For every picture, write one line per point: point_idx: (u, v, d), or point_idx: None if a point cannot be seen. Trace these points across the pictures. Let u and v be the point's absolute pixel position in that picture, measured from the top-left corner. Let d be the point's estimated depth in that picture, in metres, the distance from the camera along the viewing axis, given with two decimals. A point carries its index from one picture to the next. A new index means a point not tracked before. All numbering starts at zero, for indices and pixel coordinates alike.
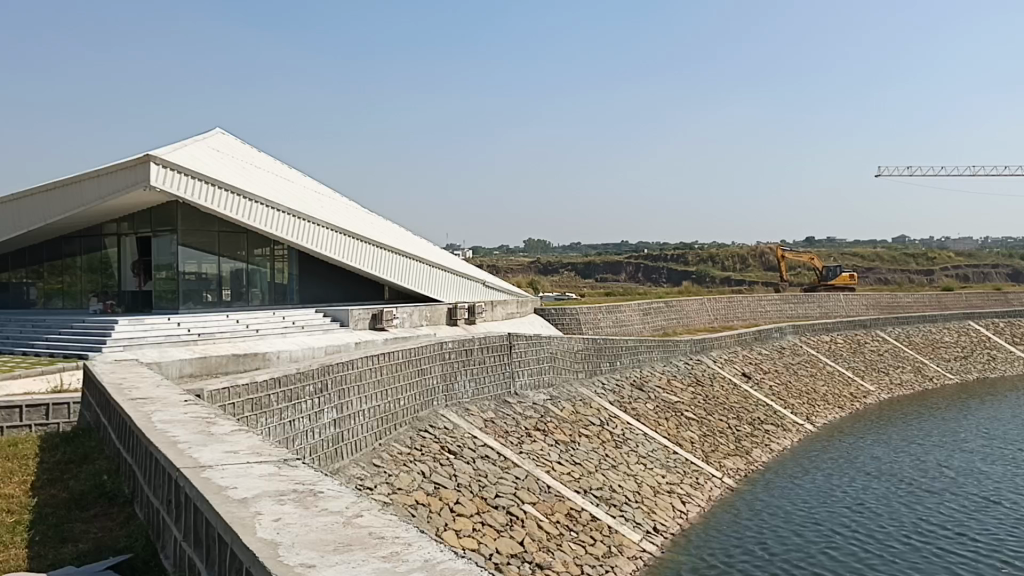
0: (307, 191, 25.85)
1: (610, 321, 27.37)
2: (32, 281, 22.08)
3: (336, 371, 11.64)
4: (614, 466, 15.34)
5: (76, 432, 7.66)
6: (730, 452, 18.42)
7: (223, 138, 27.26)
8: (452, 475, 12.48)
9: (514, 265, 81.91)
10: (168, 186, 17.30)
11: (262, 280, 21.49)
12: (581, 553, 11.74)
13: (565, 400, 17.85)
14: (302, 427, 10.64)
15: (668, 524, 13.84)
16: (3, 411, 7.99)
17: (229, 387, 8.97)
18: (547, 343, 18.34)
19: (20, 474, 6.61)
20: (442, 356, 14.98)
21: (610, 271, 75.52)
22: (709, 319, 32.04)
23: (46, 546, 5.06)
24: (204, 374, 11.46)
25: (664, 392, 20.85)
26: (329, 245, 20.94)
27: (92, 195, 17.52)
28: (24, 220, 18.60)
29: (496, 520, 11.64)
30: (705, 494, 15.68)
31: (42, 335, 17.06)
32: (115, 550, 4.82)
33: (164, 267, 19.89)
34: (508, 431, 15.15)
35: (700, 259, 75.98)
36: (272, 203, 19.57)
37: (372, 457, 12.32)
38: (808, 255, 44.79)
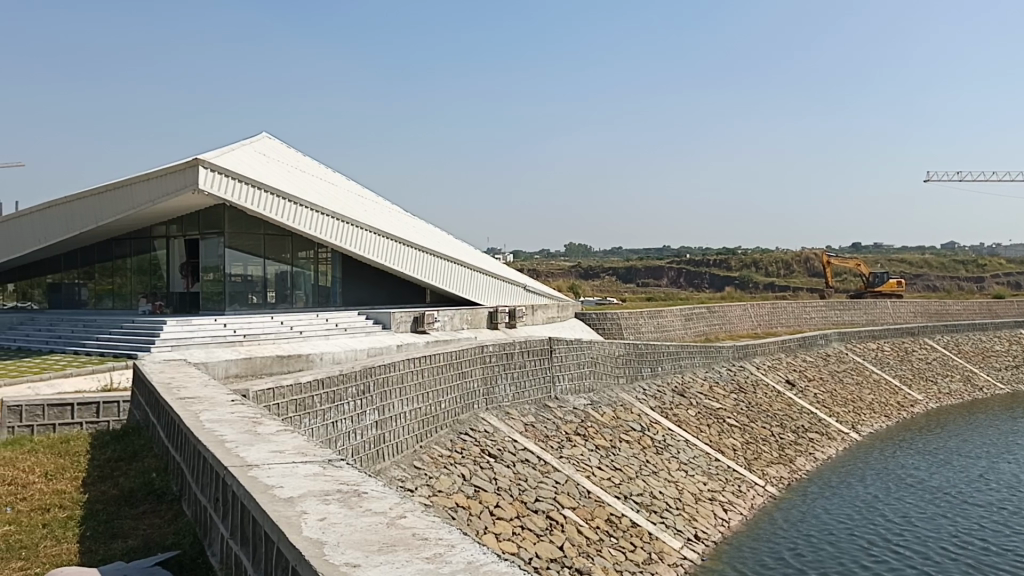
0: (351, 195, 26.11)
1: (651, 326, 27.22)
2: (83, 282, 22.60)
3: (379, 373, 11.73)
4: (654, 472, 15.24)
5: (126, 430, 7.82)
6: (773, 460, 18.20)
7: (268, 142, 27.66)
8: (492, 478, 12.50)
9: (555, 269, 81.81)
10: (215, 189, 17.59)
11: (305, 282, 21.74)
12: (621, 559, 11.68)
13: (605, 405, 17.79)
14: (344, 428, 10.74)
15: (709, 532, 13.71)
16: (55, 408, 8.23)
17: (274, 387, 9.09)
18: (588, 348, 18.30)
19: (72, 470, 6.78)
20: (483, 360, 15.01)
21: (652, 277, 75.24)
22: (753, 325, 31.71)
23: (97, 541, 5.17)
24: (249, 375, 11.64)
25: (706, 399, 20.67)
26: (372, 248, 21.12)
27: (143, 198, 17.88)
28: (76, 222, 19.04)
29: (535, 524, 11.63)
30: (747, 502, 15.51)
31: (92, 334, 17.44)
32: (163, 546, 4.90)
33: (211, 269, 20.22)
34: (548, 435, 15.13)
35: (743, 264, 75.25)
36: (316, 206, 19.79)
37: (413, 459, 12.38)
38: (855, 260, 44.14)
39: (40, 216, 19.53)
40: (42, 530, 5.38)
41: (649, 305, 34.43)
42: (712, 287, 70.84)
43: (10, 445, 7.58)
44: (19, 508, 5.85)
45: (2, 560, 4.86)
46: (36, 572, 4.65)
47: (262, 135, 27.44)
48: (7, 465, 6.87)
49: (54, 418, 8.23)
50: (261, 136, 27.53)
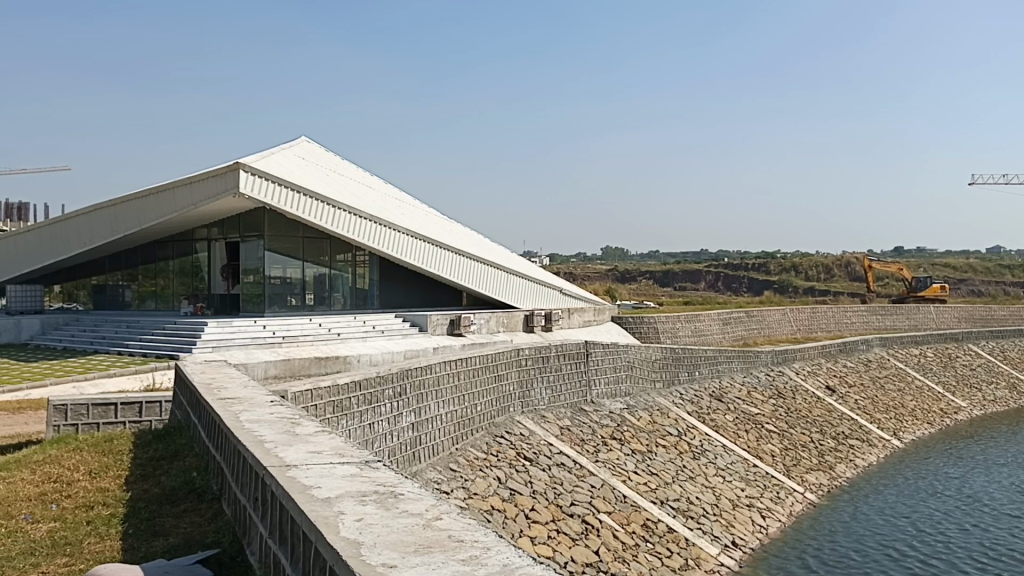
0: (388, 198, 26.30)
1: (688, 330, 27.07)
2: (126, 283, 23.03)
3: (416, 375, 11.80)
4: (691, 478, 15.12)
5: (168, 429, 7.95)
6: (812, 466, 17.97)
7: (307, 146, 28.01)
8: (528, 481, 12.49)
9: (591, 273, 81.68)
10: (255, 193, 17.82)
11: (343, 285, 21.95)
12: (657, 565, 11.61)
13: (642, 410, 17.69)
14: (381, 429, 10.81)
15: (747, 539, 13.57)
16: (99, 408, 8.41)
17: (312, 388, 9.19)
18: (624, 352, 18.26)
19: (116, 468, 6.91)
20: (519, 363, 15.03)
21: (689, 282, 74.88)
22: (792, 331, 31.36)
23: (140, 538, 5.25)
24: (288, 376, 11.78)
25: (744, 404, 20.47)
26: (409, 251, 21.25)
27: (185, 202, 18.18)
28: (121, 225, 19.40)
29: (571, 529, 11.60)
30: (786, 509, 15.33)
31: (135, 335, 17.75)
32: (203, 544, 4.97)
33: (251, 272, 20.47)
34: (584, 439, 15.10)
35: (783, 268, 74.50)
36: (354, 210, 19.96)
37: (449, 461, 12.43)
38: (897, 264, 43.48)
39: (86, 219, 19.92)
40: (86, 527, 5.49)
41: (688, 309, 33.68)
42: (751, 291, 70.19)
43: (56, 444, 7.75)
44: (65, 505, 5.98)
45: (47, 556, 4.97)
46: (81, 568, 4.73)
47: (301, 139, 27.76)
48: (53, 463, 7.03)
49: (98, 417, 8.42)
50: (300, 140, 27.85)
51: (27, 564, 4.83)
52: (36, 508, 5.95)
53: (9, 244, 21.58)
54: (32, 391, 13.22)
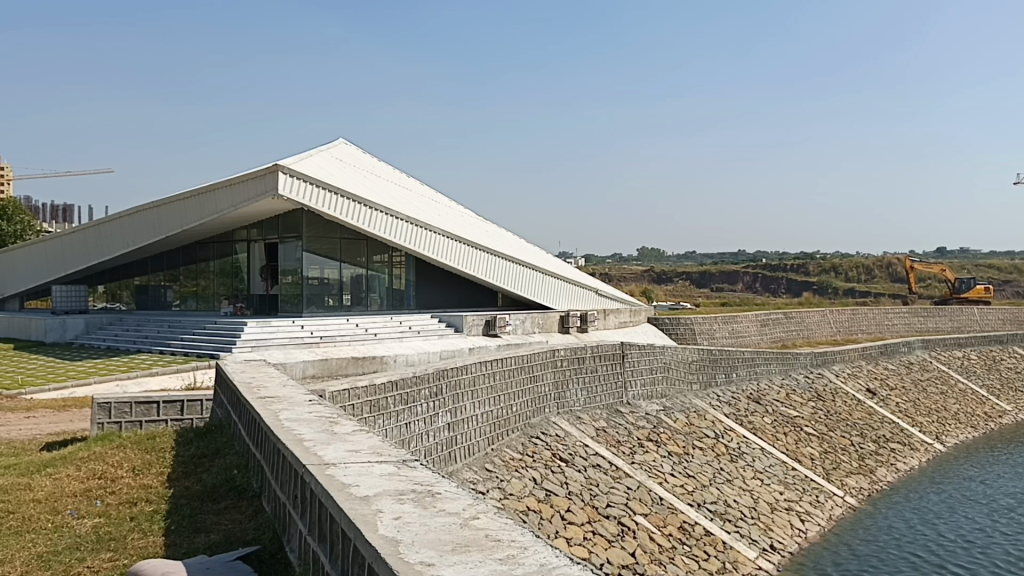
0: (424, 199, 26.44)
1: (726, 332, 26.83)
2: (168, 283, 23.39)
3: (452, 375, 11.84)
4: (729, 480, 15.00)
5: (209, 427, 8.05)
6: (853, 470, 17.72)
7: (345, 148, 28.26)
8: (564, 482, 12.48)
9: (627, 274, 81.45)
10: (294, 194, 18.01)
11: (380, 285, 22.10)
12: (694, 567, 11.53)
13: (678, 411, 17.59)
14: (417, 429, 10.86)
15: (786, 542, 13.43)
16: (142, 406, 8.56)
17: (350, 388, 9.26)
18: (660, 353, 18.17)
19: (159, 465, 7.02)
20: (554, 364, 15.02)
21: (727, 283, 74.42)
22: (832, 332, 30.95)
23: (182, 535, 5.32)
24: (325, 376, 11.89)
25: (783, 406, 20.24)
26: (445, 251, 21.33)
27: (225, 203, 18.43)
28: (162, 226, 19.71)
29: (607, 530, 11.56)
30: (826, 513, 15.13)
31: (177, 335, 18.02)
32: (244, 541, 5.03)
33: (290, 272, 20.67)
34: (620, 440, 15.06)
35: (822, 270, 73.67)
36: (391, 211, 20.08)
37: (485, 461, 12.44)
38: (940, 265, 42.70)
39: (129, 220, 20.27)
40: (130, 523, 5.59)
41: (725, 309, 35.19)
42: (790, 292, 69.47)
43: (101, 441, 7.91)
44: (109, 501, 6.09)
45: (92, 551, 5.06)
46: (125, 563, 4.82)
47: (338, 141, 28.02)
48: (97, 460, 7.17)
49: (141, 415, 8.56)
50: (337, 141, 28.11)
51: (73, 559, 4.92)
52: (81, 504, 6.06)
53: (56, 245, 22.04)
54: (76, 389, 13.49)
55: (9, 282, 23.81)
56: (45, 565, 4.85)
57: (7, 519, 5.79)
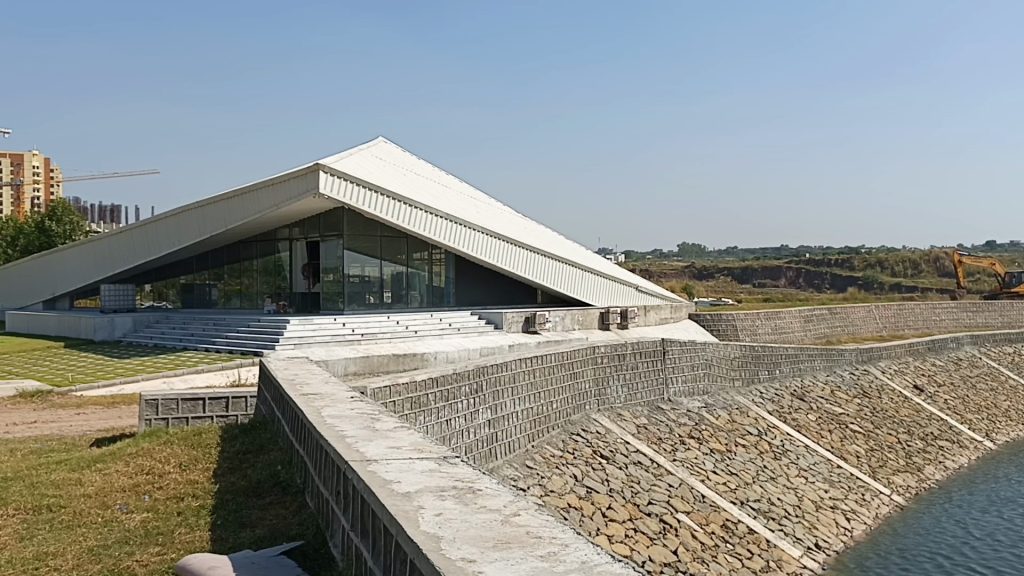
0: (464, 197, 26.53)
1: (768, 328, 26.53)
2: (213, 282, 23.77)
3: (492, 372, 11.87)
4: (773, 478, 14.82)
5: (254, 424, 8.15)
6: (899, 468, 17.41)
7: (385, 146, 28.44)
8: (605, 479, 12.45)
9: (668, 270, 80.95)
10: (335, 193, 18.18)
11: (420, 283, 22.21)
12: (738, 566, 11.40)
13: (720, 408, 17.41)
14: (458, 426, 10.89)
15: (831, 541, 13.25)
16: (189, 402, 8.69)
17: (391, 385, 9.33)
18: (702, 350, 18.02)
19: (205, 461, 7.13)
20: (595, 360, 14.99)
21: (769, 279, 73.67)
22: (877, 328, 30.44)
23: (227, 530, 5.39)
24: (367, 373, 12.00)
25: (828, 403, 19.96)
26: (484, 248, 21.37)
27: (268, 203, 18.66)
28: (207, 226, 20.03)
29: (649, 528, 11.49)
30: (872, 511, 14.89)
31: (221, 333, 18.29)
32: (289, 537, 5.08)
33: (331, 271, 20.87)
34: (661, 437, 14.96)
35: (867, 264, 72.47)
36: (430, 208, 20.17)
37: (526, 458, 12.45)
38: (989, 259, 41.67)
39: (175, 220, 20.62)
40: (177, 517, 5.69)
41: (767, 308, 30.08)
42: (834, 288, 68.52)
43: (149, 437, 8.06)
44: (157, 496, 6.20)
45: (140, 545, 5.15)
46: (173, 557, 4.89)
47: (378, 140, 28.22)
48: (146, 456, 7.31)
49: (187, 412, 8.71)
50: (377, 140, 28.31)
51: (122, 553, 5.02)
52: (129, 499, 6.18)
53: (105, 244, 22.50)
54: (124, 386, 13.77)
55: (59, 281, 24.34)
56: (96, 558, 4.95)
57: (59, 513, 5.93)
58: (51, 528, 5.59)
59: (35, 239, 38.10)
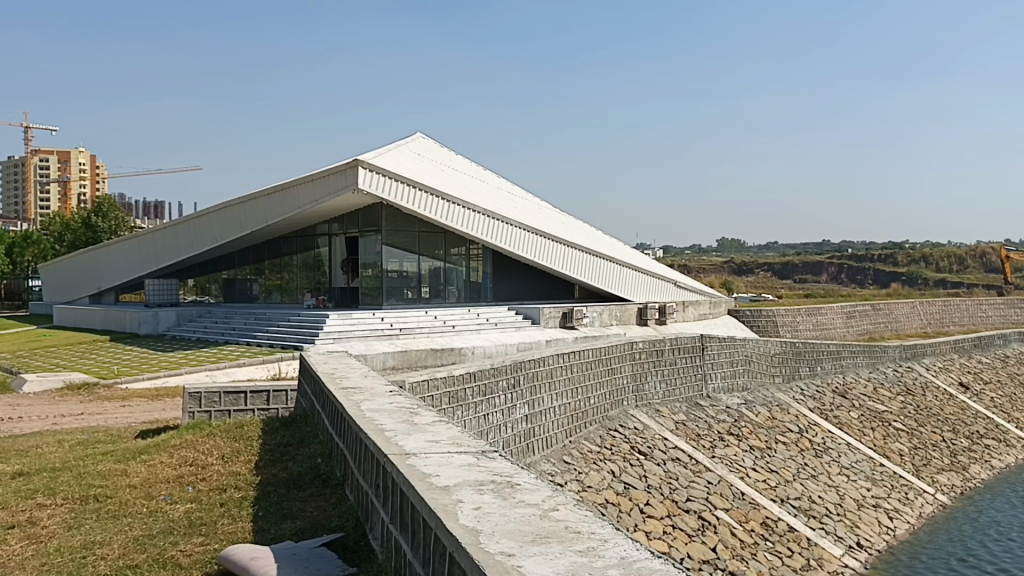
0: (502, 192, 26.55)
1: (810, 324, 26.21)
2: (254, 277, 24.08)
3: (530, 367, 11.87)
4: (814, 476, 14.64)
5: (295, 417, 8.23)
6: (944, 467, 17.10)
7: (423, 142, 28.59)
8: (643, 475, 12.41)
9: (708, 265, 80.47)
10: (373, 188, 18.31)
11: (458, 278, 22.27)
12: (778, 564, 11.26)
13: (760, 405, 17.26)
14: (496, 421, 10.93)
15: (873, 540, 13.04)
16: (231, 395, 8.83)
17: (429, 379, 9.37)
18: (742, 346, 17.86)
19: (247, 453, 7.23)
20: (633, 356, 14.94)
21: (810, 275, 72.92)
22: (922, 325, 29.93)
23: (269, 521, 5.45)
24: (405, 367, 12.08)
25: (870, 401, 19.67)
26: (522, 244, 21.35)
27: (308, 198, 18.84)
28: (249, 222, 20.27)
29: (687, 525, 11.42)
30: (915, 510, 14.65)
31: (261, 327, 18.51)
32: (329, 528, 5.13)
33: (370, 266, 21.05)
34: (700, 434, 14.86)
35: (912, 259, 71.32)
36: (468, 204, 20.20)
37: (563, 453, 12.43)
38: None
39: (217, 216, 20.90)
40: (220, 508, 5.77)
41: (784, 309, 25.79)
42: (878, 284, 67.61)
43: (192, 429, 8.19)
44: (200, 487, 6.30)
45: (184, 536, 5.24)
46: (215, 548, 4.97)
47: (416, 136, 28.36)
48: (189, 447, 7.43)
49: (230, 405, 8.83)
50: (415, 136, 28.46)
51: (167, 543, 5.10)
52: (174, 489, 6.29)
53: (150, 239, 22.88)
54: (168, 379, 14.01)
55: (105, 276, 24.81)
56: (141, 548, 5.04)
57: (105, 503, 6.06)
58: (98, 518, 5.72)
59: (82, 234, 38.97)
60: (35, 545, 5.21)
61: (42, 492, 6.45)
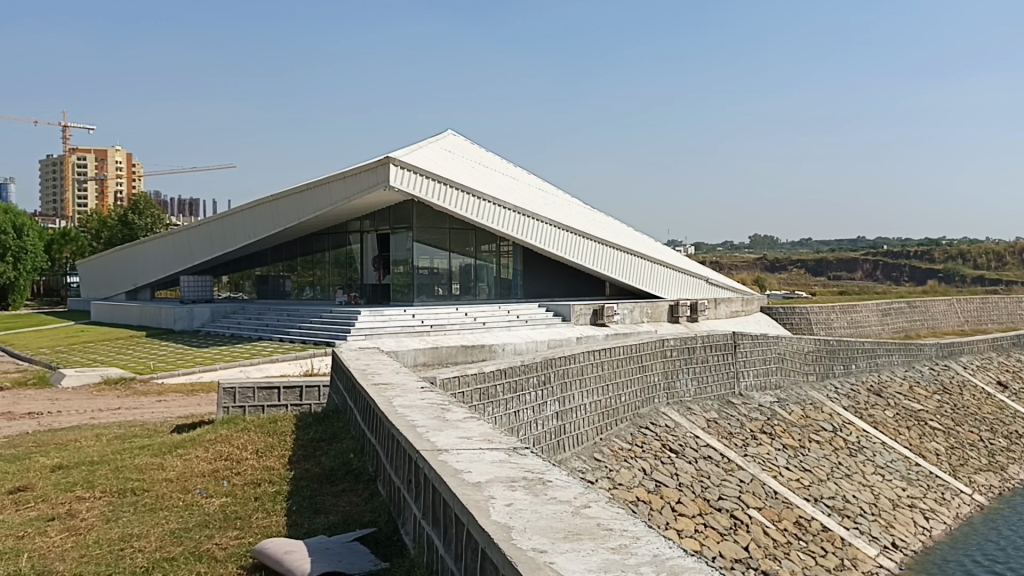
0: (532, 188, 26.54)
1: (844, 321, 25.91)
2: (287, 274, 24.30)
3: (560, 364, 11.85)
4: (848, 475, 14.49)
5: (327, 413, 8.29)
6: (982, 467, 16.82)
7: (454, 139, 28.67)
8: (674, 473, 12.35)
9: (740, 262, 80.01)
10: (404, 186, 18.39)
11: (488, 275, 22.31)
12: (811, 564, 11.13)
13: (793, 403, 17.10)
14: (526, 418, 10.92)
15: (908, 541, 12.85)
16: (264, 391, 8.92)
17: (460, 375, 9.41)
18: (775, 344, 17.71)
19: (280, 448, 7.30)
20: (664, 354, 14.86)
21: (845, 272, 72.21)
22: (959, 323, 29.45)
23: (303, 516, 5.50)
24: (436, 363, 12.12)
25: (906, 399, 19.39)
26: (552, 241, 21.30)
27: (340, 195, 18.98)
28: (281, 219, 20.45)
29: (719, 523, 11.35)
30: (952, 510, 14.44)
31: (293, 324, 18.66)
32: (362, 523, 5.16)
33: (401, 263, 21.15)
34: (732, 432, 14.76)
35: (949, 255, 70.42)
36: (498, 201, 20.21)
37: (594, 450, 12.41)
38: None
39: (250, 213, 21.11)
40: (255, 503, 5.84)
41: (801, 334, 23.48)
42: (913, 281, 66.74)
43: (227, 424, 8.29)
44: (235, 481, 6.37)
45: (220, 529, 5.30)
46: (250, 541, 5.02)
47: (446, 133, 28.43)
48: (224, 442, 7.52)
49: (263, 400, 8.92)
50: (445, 133, 28.54)
51: (203, 536, 5.17)
52: (209, 483, 6.38)
53: (185, 236, 23.17)
54: (203, 374, 14.19)
55: (141, 273, 25.18)
56: (177, 540, 5.11)
57: (142, 496, 6.15)
58: (135, 511, 5.80)
59: (118, 232, 39.60)
60: (74, 537, 5.30)
61: (81, 484, 6.57)
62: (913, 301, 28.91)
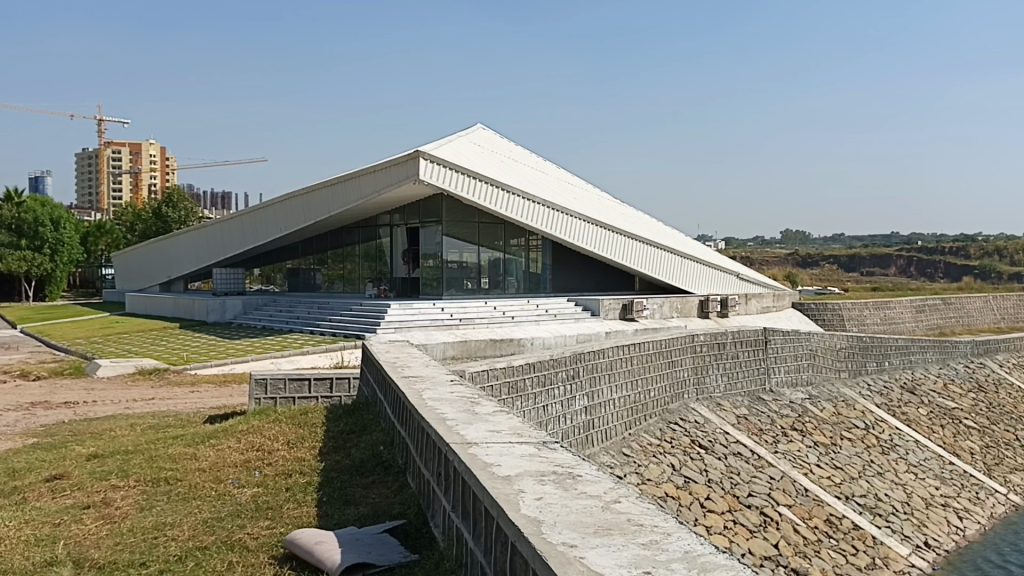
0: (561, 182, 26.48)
1: (878, 318, 25.58)
2: (318, 267, 24.47)
3: (589, 358, 11.82)
4: (880, 473, 14.33)
5: (357, 405, 8.34)
6: (1018, 467, 16.53)
7: (483, 133, 28.67)
8: (703, 469, 12.30)
9: (772, 257, 79.46)
10: (434, 179, 18.42)
11: (517, 269, 22.25)
12: (841, 562, 11.01)
13: (825, 400, 16.94)
14: (554, 412, 10.91)
15: (941, 540, 12.67)
16: (295, 382, 9.00)
17: (489, 369, 9.42)
18: (806, 340, 17.55)
19: (311, 439, 7.34)
20: (694, 349, 14.77)
21: (878, 268, 71.23)
22: (995, 320, 29.01)
23: (333, 507, 5.53)
24: (465, 356, 12.14)
25: (940, 397, 19.13)
26: (581, 235, 21.23)
27: (370, 189, 19.06)
28: (312, 212, 20.58)
29: (749, 520, 11.27)
30: (987, 510, 14.22)
31: (323, 317, 18.78)
32: (391, 515, 5.17)
33: (431, 256, 21.24)
34: (762, 429, 14.65)
35: (985, 252, 69.48)
36: (528, 195, 20.19)
37: (622, 446, 12.38)
38: None
39: (282, 207, 21.27)
40: (286, 493, 5.89)
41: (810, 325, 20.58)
42: (948, 277, 65.85)
43: (258, 415, 8.38)
44: (266, 472, 6.44)
45: (251, 519, 5.35)
46: (281, 531, 5.07)
47: (475, 127, 28.46)
48: (255, 433, 7.59)
49: (294, 392, 9.01)
50: (474, 127, 28.55)
51: (235, 526, 5.22)
52: (241, 473, 6.44)
53: (218, 229, 23.42)
54: (234, 366, 14.34)
55: (175, 265, 25.49)
56: (210, 529, 5.17)
57: (176, 486, 6.23)
58: (169, 500, 5.88)
59: (153, 224, 40.09)
60: (109, 525, 5.39)
61: (115, 473, 6.67)
62: (946, 297, 28.54)
